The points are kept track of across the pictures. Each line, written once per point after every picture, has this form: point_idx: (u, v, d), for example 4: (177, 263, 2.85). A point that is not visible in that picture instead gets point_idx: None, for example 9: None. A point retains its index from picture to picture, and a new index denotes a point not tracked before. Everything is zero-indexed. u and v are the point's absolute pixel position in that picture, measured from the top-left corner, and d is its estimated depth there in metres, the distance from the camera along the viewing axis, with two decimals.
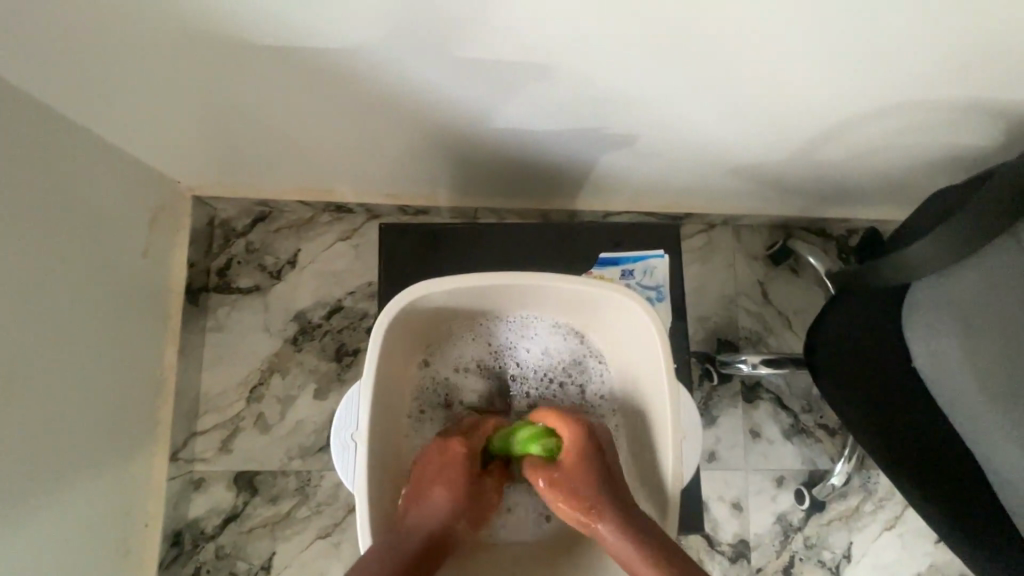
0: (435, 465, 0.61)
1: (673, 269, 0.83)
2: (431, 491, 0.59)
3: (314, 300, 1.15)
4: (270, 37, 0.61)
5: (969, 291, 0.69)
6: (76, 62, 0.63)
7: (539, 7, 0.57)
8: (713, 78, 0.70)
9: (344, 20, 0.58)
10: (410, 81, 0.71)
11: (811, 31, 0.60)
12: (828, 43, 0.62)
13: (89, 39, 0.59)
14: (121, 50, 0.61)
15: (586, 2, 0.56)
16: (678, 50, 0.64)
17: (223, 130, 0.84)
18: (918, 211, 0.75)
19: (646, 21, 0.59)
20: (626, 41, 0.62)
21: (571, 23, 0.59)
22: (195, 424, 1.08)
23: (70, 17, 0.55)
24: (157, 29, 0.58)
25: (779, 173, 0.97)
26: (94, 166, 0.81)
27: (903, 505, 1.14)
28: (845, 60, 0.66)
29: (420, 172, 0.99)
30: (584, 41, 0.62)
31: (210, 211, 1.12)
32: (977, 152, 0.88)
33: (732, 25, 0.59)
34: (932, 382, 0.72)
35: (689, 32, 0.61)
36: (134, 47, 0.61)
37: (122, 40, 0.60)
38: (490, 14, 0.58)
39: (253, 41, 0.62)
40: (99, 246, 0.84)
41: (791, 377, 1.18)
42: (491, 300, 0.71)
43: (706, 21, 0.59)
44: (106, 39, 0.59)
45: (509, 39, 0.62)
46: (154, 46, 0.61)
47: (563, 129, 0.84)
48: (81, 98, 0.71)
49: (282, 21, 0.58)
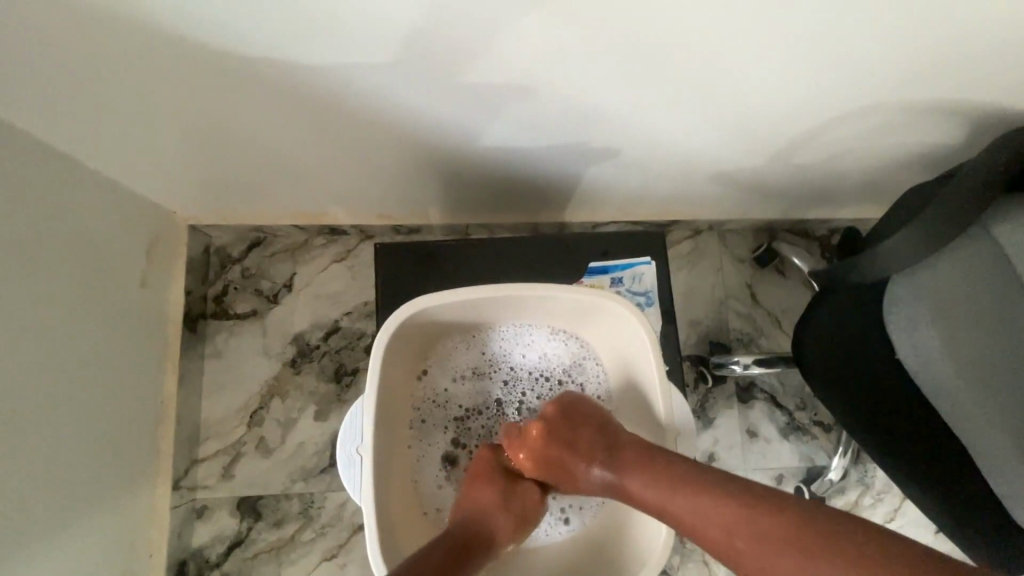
0: (474, 481, 0.66)
1: (662, 275, 0.85)
2: (468, 492, 0.65)
3: (311, 322, 1.16)
4: (273, 68, 0.64)
5: (946, 283, 0.73)
6: (76, 94, 0.65)
7: (523, 34, 0.61)
8: (702, 84, 0.72)
9: (354, 40, 0.60)
10: (404, 106, 0.75)
11: (802, 32, 0.62)
12: (811, 47, 0.65)
13: (89, 70, 0.61)
14: (122, 79, 0.63)
15: (571, 31, 0.60)
16: (665, 58, 0.66)
17: (219, 157, 0.86)
18: (891, 212, 0.79)
19: (628, 42, 0.63)
20: (614, 63, 0.67)
21: (556, 49, 0.63)
22: (195, 452, 1.08)
23: (68, 53, 0.58)
24: (157, 56, 0.60)
25: (759, 178, 1.01)
26: (90, 198, 0.83)
27: (901, 497, 1.16)
28: (822, 66, 0.69)
29: (411, 191, 1.01)
30: (573, 63, 0.66)
31: (205, 239, 1.13)
32: (945, 153, 0.92)
33: (710, 48, 0.64)
34: (917, 372, 0.74)
35: (667, 54, 0.65)
36: (137, 76, 0.63)
37: (125, 67, 0.61)
38: (496, 33, 0.60)
39: (257, 65, 0.63)
40: (98, 276, 0.85)
41: (784, 376, 1.20)
42: (488, 311, 0.73)
43: (682, 46, 0.64)
44: (105, 70, 0.61)
45: (504, 65, 0.66)
46: (154, 76, 0.64)
47: (549, 146, 0.87)
48: (80, 129, 0.73)
49: (283, 55, 0.62)
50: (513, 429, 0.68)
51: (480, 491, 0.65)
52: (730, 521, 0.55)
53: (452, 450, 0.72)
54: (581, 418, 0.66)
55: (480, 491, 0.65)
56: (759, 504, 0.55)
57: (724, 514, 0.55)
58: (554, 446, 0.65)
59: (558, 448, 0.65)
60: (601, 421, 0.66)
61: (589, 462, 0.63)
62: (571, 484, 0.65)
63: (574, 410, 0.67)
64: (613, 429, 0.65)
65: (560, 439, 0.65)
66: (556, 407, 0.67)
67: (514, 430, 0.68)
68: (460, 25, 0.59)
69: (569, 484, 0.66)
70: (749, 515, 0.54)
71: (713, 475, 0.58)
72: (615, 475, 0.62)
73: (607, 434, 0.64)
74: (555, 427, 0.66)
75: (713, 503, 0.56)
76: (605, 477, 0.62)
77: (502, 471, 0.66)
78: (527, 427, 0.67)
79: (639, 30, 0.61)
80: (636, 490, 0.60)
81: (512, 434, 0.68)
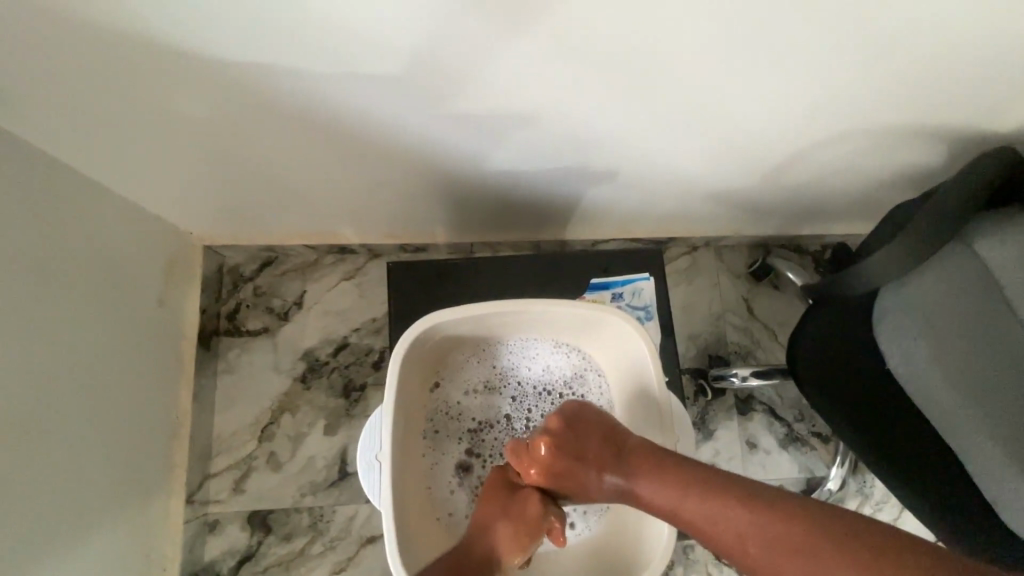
0: (488, 496, 0.68)
1: (661, 290, 0.88)
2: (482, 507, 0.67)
3: (321, 339, 1.19)
4: (283, 93, 0.68)
5: (931, 295, 0.76)
6: (104, 117, 0.70)
7: (517, 60, 0.64)
8: (697, 97, 0.73)
9: (351, 50, 0.61)
10: (409, 129, 0.78)
11: (787, 52, 0.65)
12: (802, 59, 0.66)
13: (115, 95, 0.65)
14: (144, 100, 0.67)
15: (564, 57, 0.64)
16: (658, 73, 0.68)
17: (231, 180, 0.90)
18: (878, 229, 0.83)
19: (617, 66, 0.66)
20: (608, 86, 0.70)
21: (551, 73, 0.67)
22: (208, 466, 1.10)
23: (92, 80, 0.62)
24: (166, 69, 0.62)
25: (752, 197, 1.05)
26: (112, 218, 0.87)
27: (900, 507, 1.18)
28: (815, 80, 0.71)
29: (418, 212, 1.05)
30: (567, 86, 0.70)
31: (219, 258, 1.16)
32: (930, 172, 0.96)
33: (695, 71, 0.68)
34: (908, 382, 0.78)
35: (655, 77, 0.69)
36: (158, 98, 0.67)
37: (146, 88, 0.65)
38: (491, 54, 0.63)
39: (266, 81, 0.66)
40: (116, 294, 0.89)
41: (782, 389, 1.23)
42: (497, 326, 0.76)
43: (669, 69, 0.68)
44: (129, 94, 0.66)
45: (501, 88, 0.70)
46: (173, 98, 0.67)
47: (549, 168, 0.91)
48: (103, 147, 0.76)
49: (291, 79, 0.66)
50: (520, 443, 0.69)
51: (493, 506, 0.67)
52: (739, 522, 0.57)
53: (464, 459, 0.75)
54: (586, 430, 0.68)
55: (492, 507, 0.67)
56: (766, 505, 0.57)
57: (733, 516, 0.58)
58: (564, 459, 0.66)
59: (566, 460, 0.66)
60: (606, 430, 0.68)
61: (598, 473, 0.65)
62: (583, 494, 0.67)
63: (579, 422, 0.68)
64: (619, 437, 0.67)
65: (568, 452, 0.66)
66: (560, 419, 0.68)
67: (520, 446, 0.68)
68: (458, 51, 0.62)
69: (579, 493, 0.68)
70: (758, 514, 0.57)
71: (722, 478, 0.61)
72: (626, 482, 0.64)
73: (613, 443, 0.67)
74: (563, 440, 0.67)
75: (721, 505, 0.59)
76: (616, 484, 0.65)
77: (516, 485, 0.69)
78: (533, 442, 0.67)
79: (626, 53, 0.64)
80: (646, 496, 0.63)
81: (520, 449, 0.68)
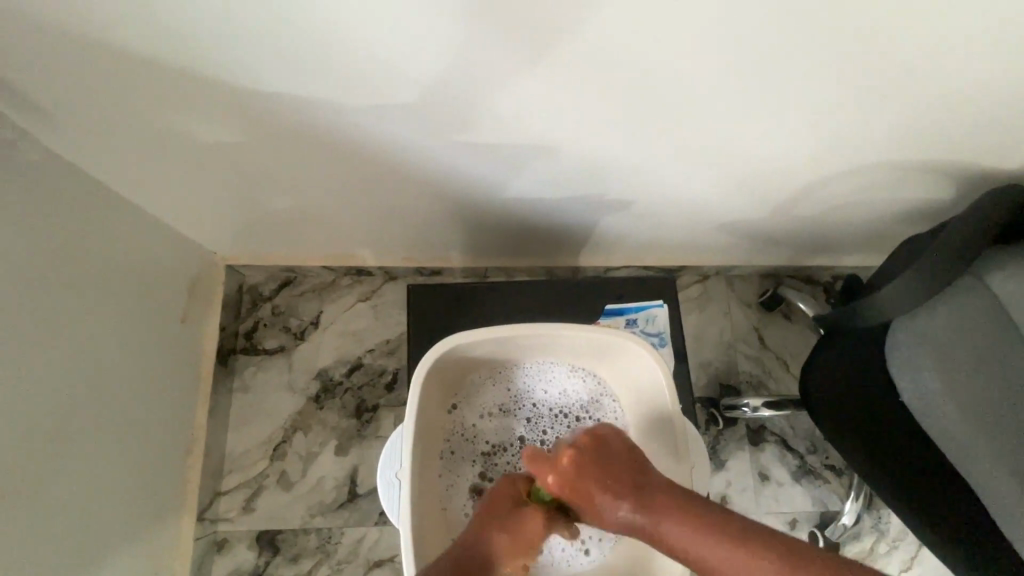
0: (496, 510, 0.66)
1: (673, 317, 0.89)
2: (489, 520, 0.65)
3: (335, 359, 1.20)
4: (289, 106, 0.69)
5: (943, 327, 0.77)
6: (138, 138, 0.73)
7: (523, 82, 0.66)
8: (703, 115, 0.73)
9: (353, 59, 0.61)
10: (423, 153, 0.81)
11: (790, 73, 0.65)
12: (806, 75, 0.65)
13: (150, 117, 0.69)
14: (177, 123, 0.71)
15: (563, 70, 0.64)
16: (659, 92, 0.68)
17: (256, 202, 0.93)
18: (889, 262, 0.85)
19: (615, 79, 0.66)
20: (613, 108, 0.71)
21: (552, 91, 0.67)
22: (219, 484, 1.10)
23: (129, 103, 0.66)
24: (182, 81, 0.63)
25: (762, 227, 1.07)
26: (141, 237, 0.90)
27: (918, 545, 1.15)
28: (821, 92, 0.69)
29: (434, 236, 1.08)
30: (572, 107, 0.71)
31: (240, 278, 1.19)
32: (939, 206, 0.98)
33: (697, 87, 0.67)
34: (921, 413, 0.77)
35: (651, 86, 0.67)
36: (188, 120, 0.70)
37: (176, 110, 0.68)
38: (495, 71, 0.64)
39: (285, 103, 0.68)
40: (140, 309, 0.91)
41: (794, 420, 1.22)
42: (514, 349, 0.78)
43: (668, 86, 0.67)
44: (163, 117, 0.69)
45: (507, 109, 0.71)
46: (201, 119, 0.70)
47: (561, 195, 0.94)
48: (129, 162, 0.78)
49: (295, 94, 0.66)
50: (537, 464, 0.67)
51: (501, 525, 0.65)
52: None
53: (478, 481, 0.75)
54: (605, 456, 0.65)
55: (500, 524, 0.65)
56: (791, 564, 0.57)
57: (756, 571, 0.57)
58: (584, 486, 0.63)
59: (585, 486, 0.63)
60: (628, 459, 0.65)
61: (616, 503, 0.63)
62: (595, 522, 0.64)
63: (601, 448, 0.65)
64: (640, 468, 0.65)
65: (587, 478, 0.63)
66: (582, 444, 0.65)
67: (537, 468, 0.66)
68: (469, 75, 0.64)
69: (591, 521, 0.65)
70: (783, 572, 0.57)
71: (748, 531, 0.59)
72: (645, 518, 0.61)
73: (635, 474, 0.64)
74: (584, 466, 0.64)
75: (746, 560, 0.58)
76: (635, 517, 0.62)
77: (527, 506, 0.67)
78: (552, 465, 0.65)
79: (626, 59, 0.62)
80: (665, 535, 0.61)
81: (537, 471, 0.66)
